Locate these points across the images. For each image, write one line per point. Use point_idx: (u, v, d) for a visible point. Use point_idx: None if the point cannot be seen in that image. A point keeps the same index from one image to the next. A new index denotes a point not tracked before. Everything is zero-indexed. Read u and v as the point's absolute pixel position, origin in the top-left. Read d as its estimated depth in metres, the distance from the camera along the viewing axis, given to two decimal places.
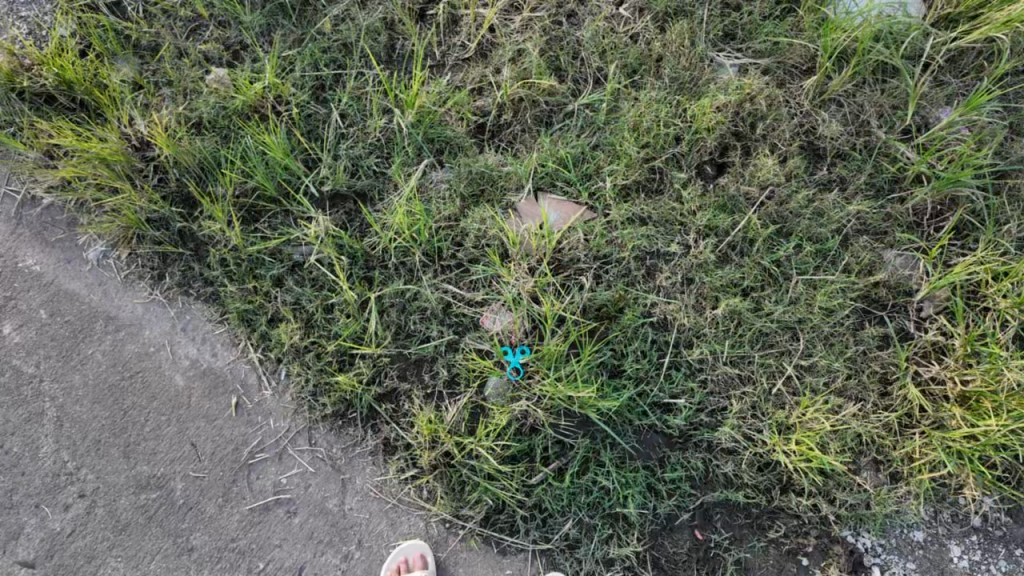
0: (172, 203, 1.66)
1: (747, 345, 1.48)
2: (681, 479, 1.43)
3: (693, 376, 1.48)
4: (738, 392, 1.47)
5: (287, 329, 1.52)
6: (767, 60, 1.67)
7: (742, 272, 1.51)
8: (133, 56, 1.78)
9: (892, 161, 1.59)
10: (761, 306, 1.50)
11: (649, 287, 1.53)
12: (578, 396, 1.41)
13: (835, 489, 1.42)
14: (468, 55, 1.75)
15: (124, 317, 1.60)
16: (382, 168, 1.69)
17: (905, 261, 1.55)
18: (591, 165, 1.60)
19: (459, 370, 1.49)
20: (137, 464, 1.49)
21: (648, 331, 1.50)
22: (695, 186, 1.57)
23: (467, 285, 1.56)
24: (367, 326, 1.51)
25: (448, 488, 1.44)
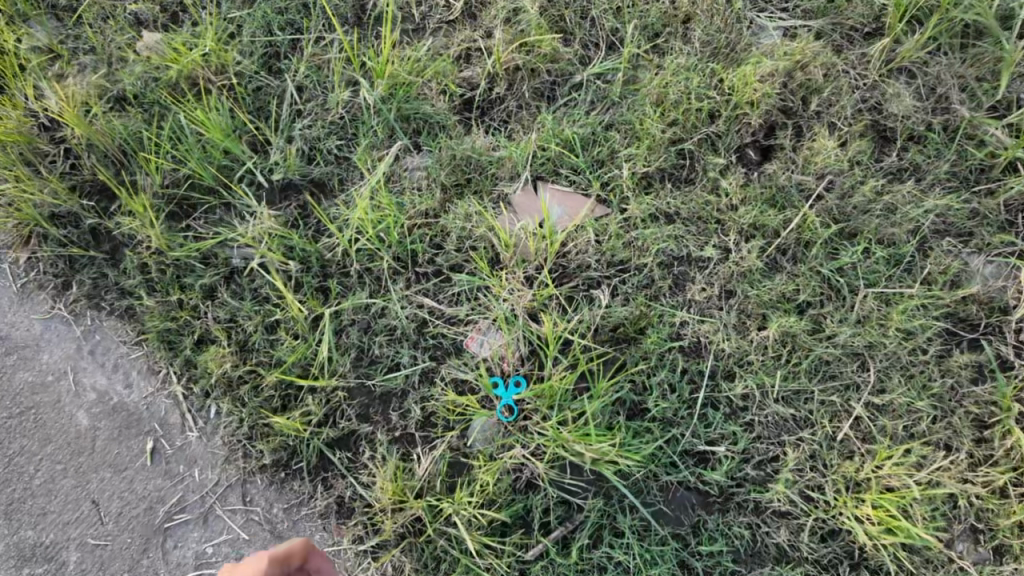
0: (83, 196, 1.34)
1: (803, 378, 1.16)
2: (721, 552, 1.12)
3: (734, 417, 1.16)
4: (793, 438, 1.15)
5: (218, 355, 1.20)
6: (821, 20, 1.34)
7: (795, 284, 1.19)
8: (46, 16, 1.46)
9: (979, 145, 1.27)
10: (821, 328, 1.18)
11: (677, 303, 1.20)
12: (588, 447, 1.10)
13: (922, 567, 1.10)
14: (452, 15, 1.42)
15: (18, 338, 1.29)
16: (346, 153, 1.37)
17: (998, 270, 1.22)
18: (604, 149, 1.28)
19: (436, 409, 1.17)
20: (23, 528, 1.20)
21: (677, 358, 1.17)
22: (735, 174, 1.24)
23: (448, 298, 1.23)
24: (321, 352, 1.19)
25: (420, 563, 1.11)
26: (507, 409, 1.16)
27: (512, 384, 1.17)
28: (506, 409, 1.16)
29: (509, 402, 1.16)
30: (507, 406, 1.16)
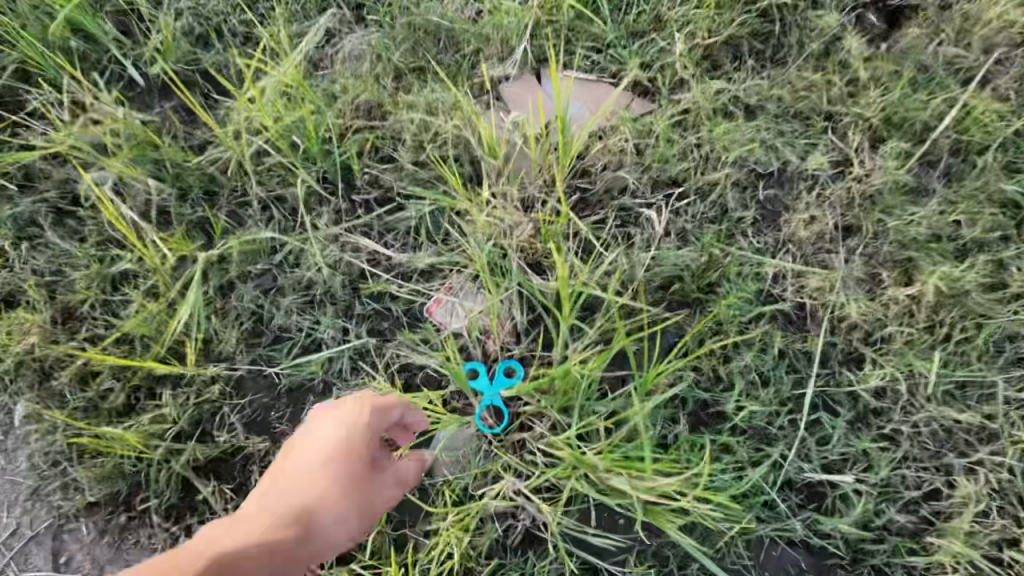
0: None
1: (979, 364, 0.71)
2: None
3: (866, 428, 0.71)
4: (965, 463, 0.69)
5: (18, 326, 0.74)
6: None
7: (961, 212, 0.73)
8: None
9: None
10: (1006, 284, 0.72)
11: (764, 245, 0.76)
12: (634, 483, 0.62)
13: None
14: None
15: None
16: (247, 27, 0.89)
17: None
18: (645, 11, 0.82)
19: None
20: None
21: (771, 332, 0.72)
22: (857, 43, 0.78)
23: (400, 240, 0.78)
24: (183, 318, 0.72)
25: None
26: (491, 412, 0.70)
27: (502, 371, 0.72)
28: (488, 414, 0.70)
29: (495, 401, 0.70)
30: (491, 407, 0.70)
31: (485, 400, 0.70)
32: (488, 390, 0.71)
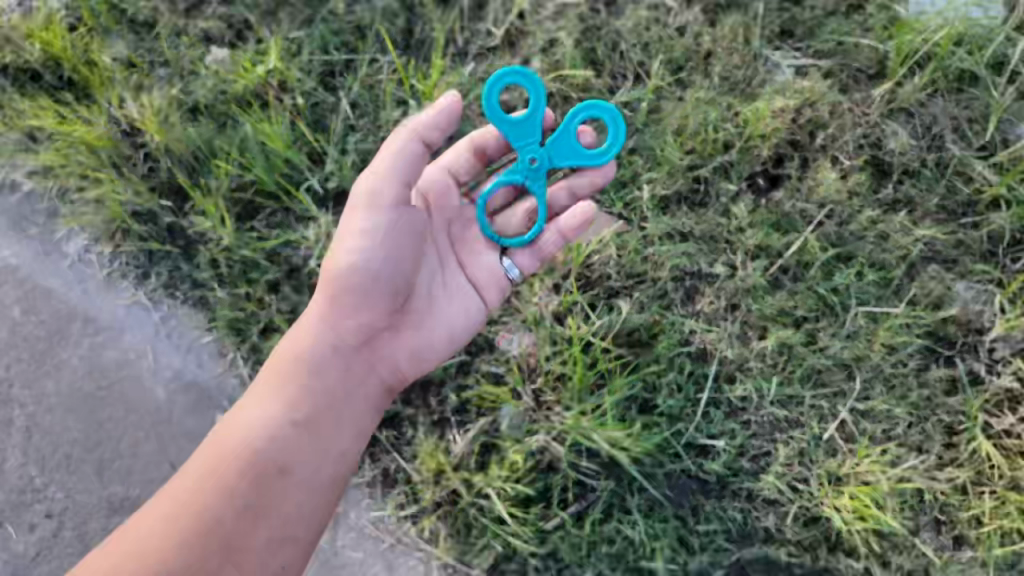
0: (161, 195, 1.50)
1: (797, 384, 1.31)
2: (716, 532, 1.27)
3: (734, 416, 1.31)
4: (785, 436, 1.30)
5: (282, 341, 1.40)
6: (830, 61, 1.47)
7: (794, 299, 1.33)
8: (127, 33, 1.61)
9: (966, 181, 1.42)
10: (814, 340, 1.33)
11: (687, 312, 1.35)
12: (605, 433, 1.26)
13: (892, 552, 1.25)
14: (494, 44, 1.56)
15: (104, 320, 1.47)
16: None
17: (977, 294, 1.38)
18: (628, 171, 1.41)
19: (514, 260, 1.28)
20: (110, 484, 1.37)
21: (685, 362, 1.32)
22: (745, 200, 1.39)
23: (486, 116, 1.21)
24: None
25: (453, 529, 1.27)
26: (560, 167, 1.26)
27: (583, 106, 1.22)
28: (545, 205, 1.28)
29: (575, 159, 1.26)
30: (554, 149, 1.25)
31: (535, 151, 1.24)
32: (562, 132, 1.23)
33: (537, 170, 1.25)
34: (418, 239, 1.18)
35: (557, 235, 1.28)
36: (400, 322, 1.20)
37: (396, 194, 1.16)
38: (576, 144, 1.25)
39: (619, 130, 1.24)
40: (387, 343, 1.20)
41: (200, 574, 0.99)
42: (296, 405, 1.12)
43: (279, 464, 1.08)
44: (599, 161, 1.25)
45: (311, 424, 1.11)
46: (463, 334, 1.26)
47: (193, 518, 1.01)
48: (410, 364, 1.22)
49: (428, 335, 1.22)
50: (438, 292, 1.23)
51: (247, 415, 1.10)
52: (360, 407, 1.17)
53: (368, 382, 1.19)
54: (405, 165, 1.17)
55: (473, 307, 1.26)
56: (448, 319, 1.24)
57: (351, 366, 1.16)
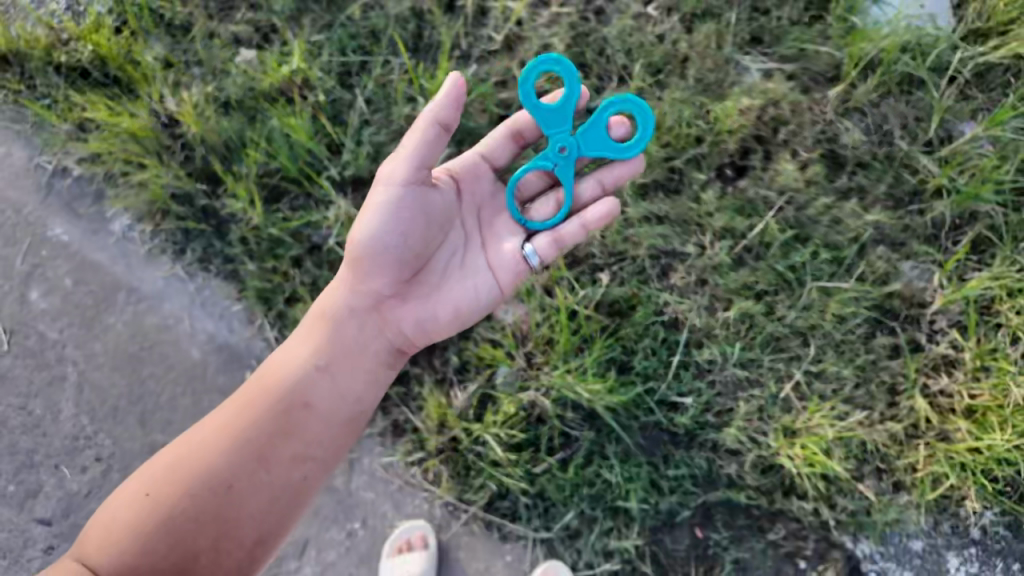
0: (197, 180, 1.69)
1: (757, 349, 1.49)
2: (684, 477, 1.45)
3: (701, 376, 1.49)
4: (745, 394, 1.48)
5: (305, 309, 1.60)
6: (793, 65, 1.66)
7: (756, 275, 1.52)
8: (166, 34, 1.79)
9: (912, 173, 1.60)
10: (774, 310, 1.51)
11: (662, 286, 1.53)
12: (587, 389, 1.44)
13: (836, 495, 1.44)
14: (494, 48, 1.74)
15: (145, 290, 1.67)
16: None
17: (920, 273, 1.56)
18: None
19: (534, 246, 1.38)
20: (152, 432, 1.61)
21: (659, 329, 1.50)
22: (714, 188, 1.58)
23: (524, 102, 1.34)
24: None
25: (454, 471, 1.47)
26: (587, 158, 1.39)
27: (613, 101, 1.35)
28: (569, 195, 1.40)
29: (601, 151, 1.38)
30: (583, 140, 1.38)
31: (565, 139, 1.37)
32: (592, 124, 1.36)
33: (566, 158, 1.38)
34: (434, 220, 1.32)
35: (579, 226, 1.38)
36: (413, 292, 1.35)
37: (412, 176, 1.27)
38: (604, 137, 1.38)
39: (646, 127, 1.36)
40: (401, 308, 1.36)
41: (233, 491, 1.19)
42: (320, 351, 1.32)
43: (303, 399, 1.28)
44: (624, 155, 1.38)
45: (331, 368, 1.31)
46: (472, 312, 1.39)
47: (232, 434, 1.22)
48: (418, 330, 1.37)
49: (437, 308, 1.36)
50: (451, 272, 1.37)
51: (281, 358, 1.31)
52: (373, 361, 1.35)
53: (381, 339, 1.36)
54: (420, 157, 1.26)
55: (483, 289, 1.38)
56: (457, 296, 1.37)
57: (366, 323, 1.35)
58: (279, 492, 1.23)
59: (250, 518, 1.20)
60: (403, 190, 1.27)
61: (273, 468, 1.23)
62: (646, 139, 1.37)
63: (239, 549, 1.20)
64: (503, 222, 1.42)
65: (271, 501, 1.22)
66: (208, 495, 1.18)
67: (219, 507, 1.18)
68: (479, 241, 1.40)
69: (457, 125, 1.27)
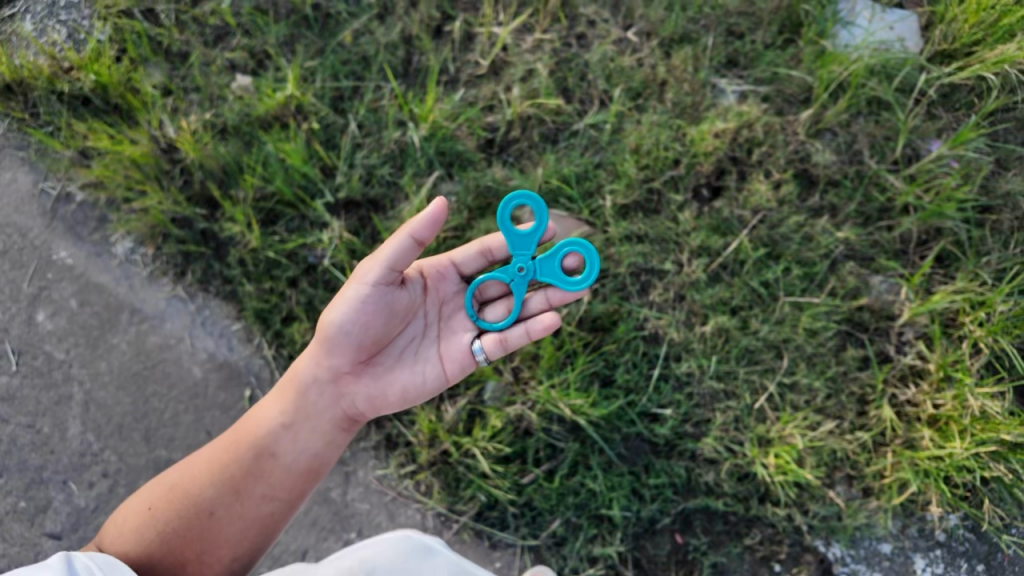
0: (196, 204, 1.76)
1: (733, 361, 1.56)
2: (664, 485, 1.53)
3: (680, 389, 1.57)
4: (722, 405, 1.55)
5: (301, 328, 1.67)
6: (767, 87, 1.73)
7: (730, 291, 1.59)
8: (164, 62, 1.86)
9: (881, 190, 1.67)
10: (748, 325, 1.58)
11: (642, 303, 1.60)
12: (570, 402, 1.51)
13: (809, 500, 1.52)
14: (481, 72, 1.81)
15: (148, 310, 1.74)
16: (395, 179, 1.76)
17: (889, 287, 1.63)
18: (592, 184, 1.68)
19: (482, 341, 1.35)
20: (156, 448, 1.68)
21: (640, 344, 1.58)
22: (690, 209, 1.65)
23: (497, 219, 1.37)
24: None
25: (445, 483, 1.54)
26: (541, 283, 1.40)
27: (572, 240, 1.38)
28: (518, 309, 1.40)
29: (552, 280, 1.39)
30: (539, 266, 1.39)
31: (525, 261, 1.39)
32: (550, 253, 1.39)
33: (523, 277, 1.39)
34: (396, 312, 1.32)
35: (523, 334, 1.35)
36: (371, 369, 1.34)
37: (380, 275, 1.27)
38: (558, 268, 1.39)
39: (595, 267, 1.38)
40: (356, 385, 1.34)
41: (208, 521, 1.28)
42: (286, 414, 1.34)
43: (271, 450, 1.33)
44: (573, 288, 1.38)
45: (294, 430, 1.34)
46: (422, 396, 1.37)
47: (210, 472, 1.30)
48: (371, 405, 1.36)
49: (389, 388, 1.35)
50: (408, 353, 1.36)
51: (257, 411, 1.36)
52: (331, 425, 1.36)
53: (337, 411, 1.36)
54: (396, 257, 1.27)
55: (435, 376, 1.36)
56: (410, 378, 1.35)
57: (327, 393, 1.34)
58: (246, 526, 1.31)
59: (227, 541, 1.30)
60: (371, 284, 1.27)
61: (242, 506, 1.31)
62: (595, 279, 1.38)
63: (217, 565, 1.30)
64: (460, 320, 1.41)
65: (243, 531, 1.31)
66: (190, 520, 1.28)
67: (198, 531, 1.28)
68: (437, 332, 1.39)
69: (432, 242, 1.28)
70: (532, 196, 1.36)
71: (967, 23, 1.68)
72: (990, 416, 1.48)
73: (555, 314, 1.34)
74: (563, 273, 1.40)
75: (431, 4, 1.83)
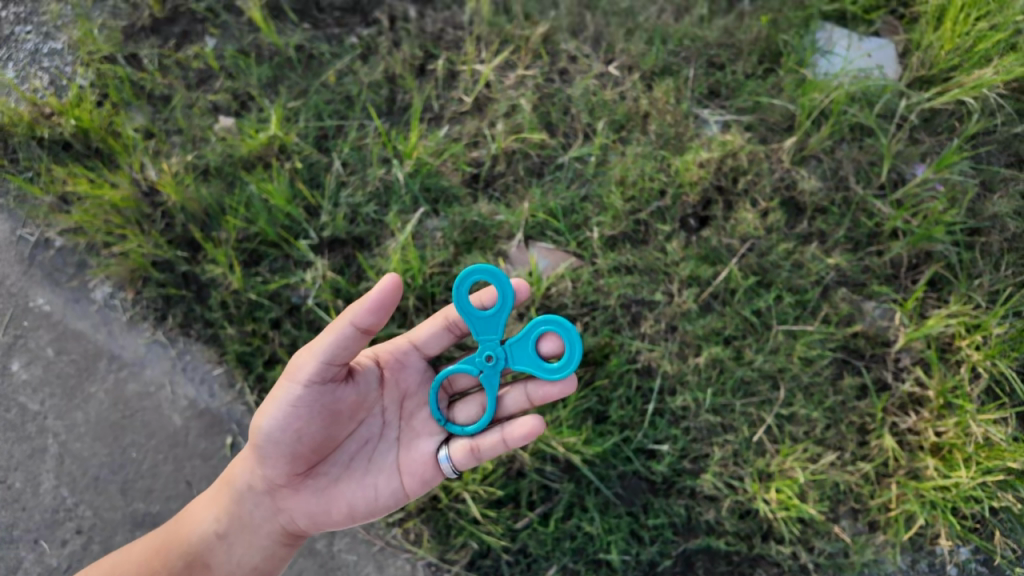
0: (177, 247, 1.73)
1: (729, 394, 1.52)
2: (663, 526, 1.47)
3: (676, 423, 1.52)
4: (720, 439, 1.51)
5: (284, 371, 1.62)
6: (749, 117, 1.74)
7: (723, 321, 1.57)
8: (146, 105, 1.85)
9: (869, 216, 1.66)
10: (742, 355, 1.55)
11: (634, 335, 1.57)
12: (563, 441, 1.47)
13: (814, 537, 1.47)
14: (464, 109, 1.81)
15: (127, 357, 1.69)
16: (380, 216, 1.73)
17: (882, 312, 1.61)
18: (579, 217, 1.67)
19: (449, 451, 1.31)
20: (134, 501, 1.63)
21: (633, 377, 1.54)
22: (679, 238, 1.63)
23: (460, 304, 1.30)
24: None
25: (435, 531, 1.48)
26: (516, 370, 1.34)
27: (543, 320, 1.32)
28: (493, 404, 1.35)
29: (530, 368, 1.33)
30: (511, 352, 1.33)
31: (494, 348, 1.33)
32: (522, 338, 1.33)
33: (493, 366, 1.33)
34: (337, 417, 1.28)
35: (498, 440, 1.30)
36: (313, 477, 1.33)
37: (314, 375, 1.22)
38: (533, 353, 1.33)
39: (575, 349, 1.31)
40: (297, 494, 1.34)
41: None
42: (223, 520, 1.37)
43: (205, 559, 1.37)
44: (550, 376, 1.32)
45: (231, 536, 1.37)
46: (372, 510, 1.33)
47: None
48: (313, 519, 1.35)
49: (334, 502, 1.33)
50: (358, 460, 1.33)
51: (196, 515, 1.39)
52: (269, 538, 1.37)
53: (279, 520, 1.36)
54: (334, 349, 1.21)
55: (391, 488, 1.32)
56: (357, 490, 1.32)
57: (264, 504, 1.35)
58: None
59: None
60: (303, 385, 1.23)
61: None
62: (578, 363, 1.32)
63: None
64: (425, 420, 1.36)
65: None
66: None
67: None
68: (395, 435, 1.34)
69: (379, 327, 1.22)
70: (496, 274, 1.28)
71: (942, 50, 1.70)
72: (995, 443, 1.44)
73: (535, 417, 1.28)
74: (540, 356, 1.34)
75: (414, 44, 1.85)
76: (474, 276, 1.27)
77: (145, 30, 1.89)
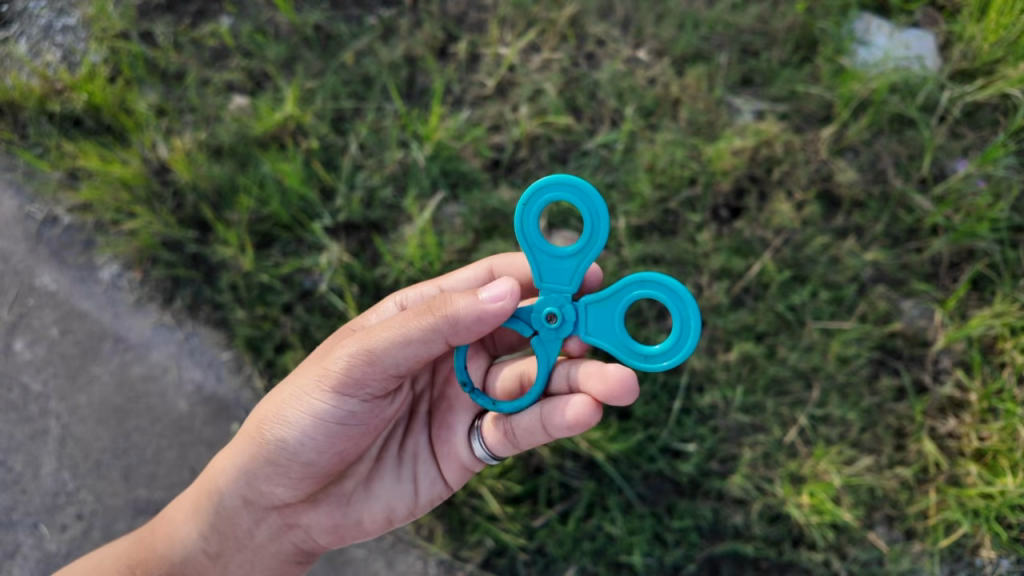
0: (187, 227, 1.67)
1: (760, 393, 1.45)
2: (689, 528, 1.40)
3: (704, 422, 1.45)
4: (749, 440, 1.44)
5: (295, 357, 1.56)
6: (784, 106, 1.67)
7: (755, 316, 1.49)
8: (160, 83, 1.79)
9: (909, 211, 1.58)
10: (775, 352, 1.48)
11: (660, 328, 1.50)
12: (586, 437, 1.40)
13: (847, 544, 1.41)
14: (487, 93, 1.74)
15: (132, 339, 1.64)
16: (398, 201, 1.67)
17: (921, 311, 1.53)
18: (605, 205, 1.60)
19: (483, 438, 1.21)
20: (136, 488, 1.57)
21: (659, 372, 1.47)
22: (709, 229, 1.57)
23: (529, 232, 1.11)
24: None
25: (449, 527, 1.42)
26: (592, 343, 1.13)
27: (638, 286, 1.10)
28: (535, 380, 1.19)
29: (610, 343, 1.12)
30: (587, 316, 1.13)
31: (561, 307, 1.12)
32: (602, 304, 1.12)
33: (557, 331, 1.12)
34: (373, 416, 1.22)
35: (540, 423, 1.14)
36: (338, 481, 1.27)
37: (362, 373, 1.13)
38: (619, 328, 1.12)
39: (685, 332, 1.08)
40: (317, 499, 1.27)
41: None
42: (210, 536, 1.29)
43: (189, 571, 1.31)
44: (645, 363, 1.10)
45: (224, 552, 1.30)
46: (413, 508, 1.29)
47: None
48: (336, 528, 1.29)
49: (364, 505, 1.28)
50: (388, 450, 1.30)
51: (174, 526, 1.31)
52: (278, 551, 1.31)
53: (291, 531, 1.30)
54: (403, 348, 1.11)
55: (433, 478, 1.29)
56: (394, 487, 1.28)
57: (271, 514, 1.28)
58: None
59: None
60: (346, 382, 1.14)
61: None
62: (689, 348, 1.09)
63: None
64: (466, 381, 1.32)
65: None
66: None
67: None
68: (424, 420, 1.31)
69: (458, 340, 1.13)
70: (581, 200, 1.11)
71: (986, 42, 1.62)
72: None
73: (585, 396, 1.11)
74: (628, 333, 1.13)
75: (436, 25, 1.78)
76: (546, 195, 1.11)
77: (161, 8, 1.84)
